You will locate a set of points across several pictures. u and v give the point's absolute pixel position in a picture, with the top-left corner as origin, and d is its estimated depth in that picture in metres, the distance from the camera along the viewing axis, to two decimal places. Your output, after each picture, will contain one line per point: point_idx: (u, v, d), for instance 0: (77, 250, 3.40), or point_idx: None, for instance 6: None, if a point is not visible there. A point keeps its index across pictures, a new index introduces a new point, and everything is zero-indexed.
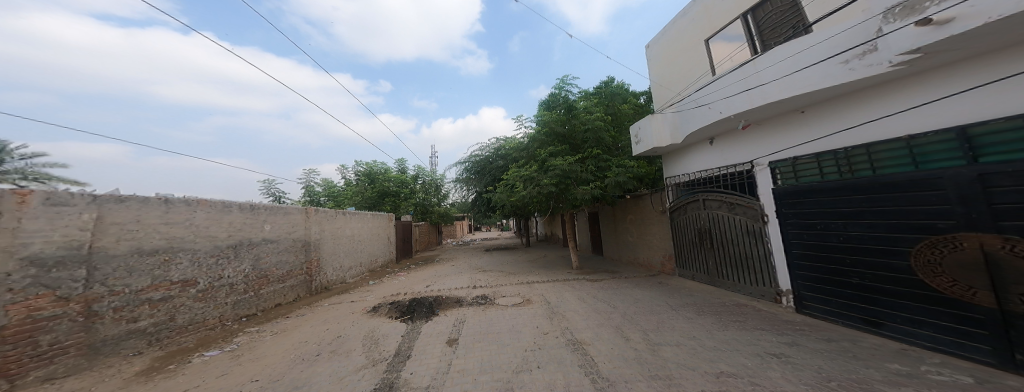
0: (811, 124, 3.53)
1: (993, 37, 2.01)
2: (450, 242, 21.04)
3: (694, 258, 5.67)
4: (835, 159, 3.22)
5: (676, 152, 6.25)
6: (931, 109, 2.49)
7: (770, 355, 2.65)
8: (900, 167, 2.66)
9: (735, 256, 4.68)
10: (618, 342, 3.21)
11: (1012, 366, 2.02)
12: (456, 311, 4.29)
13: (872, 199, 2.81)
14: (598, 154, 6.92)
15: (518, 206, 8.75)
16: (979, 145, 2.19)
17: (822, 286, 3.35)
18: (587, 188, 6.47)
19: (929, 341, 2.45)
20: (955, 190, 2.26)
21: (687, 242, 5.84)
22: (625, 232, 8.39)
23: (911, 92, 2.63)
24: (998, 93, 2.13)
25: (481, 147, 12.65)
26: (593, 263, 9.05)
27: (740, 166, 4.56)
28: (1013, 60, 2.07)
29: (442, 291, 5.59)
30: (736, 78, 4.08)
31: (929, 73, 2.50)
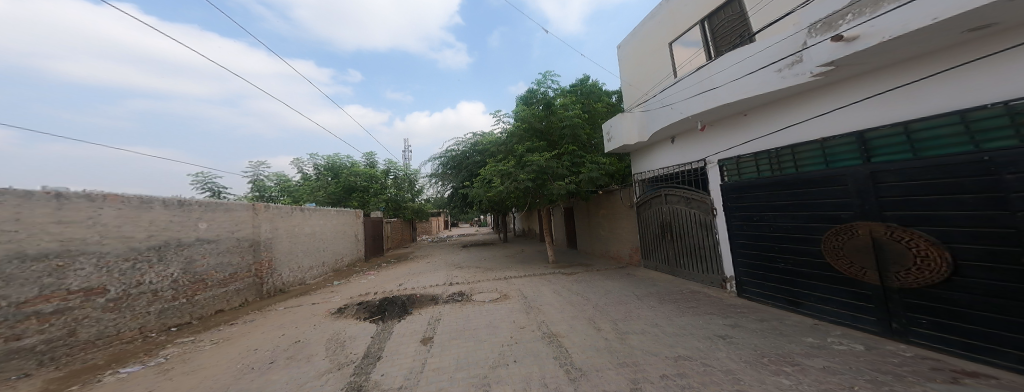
0: (752, 126, 3.81)
1: (886, 55, 2.29)
2: (424, 239, 20.58)
3: (658, 249, 5.99)
4: (769, 158, 3.52)
5: (643, 150, 6.50)
6: (841, 115, 2.78)
7: (718, 337, 2.86)
8: (815, 164, 2.96)
9: (691, 246, 5.01)
10: (590, 332, 3.32)
11: (890, 333, 2.37)
12: (432, 309, 4.21)
13: (795, 194, 3.12)
14: (573, 151, 7.05)
15: (495, 202, 8.72)
16: (872, 147, 2.49)
17: (757, 271, 3.67)
18: (563, 184, 6.57)
19: (834, 316, 2.78)
20: (855, 186, 2.57)
21: (652, 234, 6.15)
22: (597, 226, 8.67)
23: (826, 99, 2.91)
24: (888, 103, 2.43)
25: (457, 142, 12.43)
26: (567, 257, 9.28)
27: (695, 164, 4.89)
28: (898, 76, 2.37)
29: (418, 289, 5.46)
30: (694, 81, 4.30)
31: (841, 83, 2.78)
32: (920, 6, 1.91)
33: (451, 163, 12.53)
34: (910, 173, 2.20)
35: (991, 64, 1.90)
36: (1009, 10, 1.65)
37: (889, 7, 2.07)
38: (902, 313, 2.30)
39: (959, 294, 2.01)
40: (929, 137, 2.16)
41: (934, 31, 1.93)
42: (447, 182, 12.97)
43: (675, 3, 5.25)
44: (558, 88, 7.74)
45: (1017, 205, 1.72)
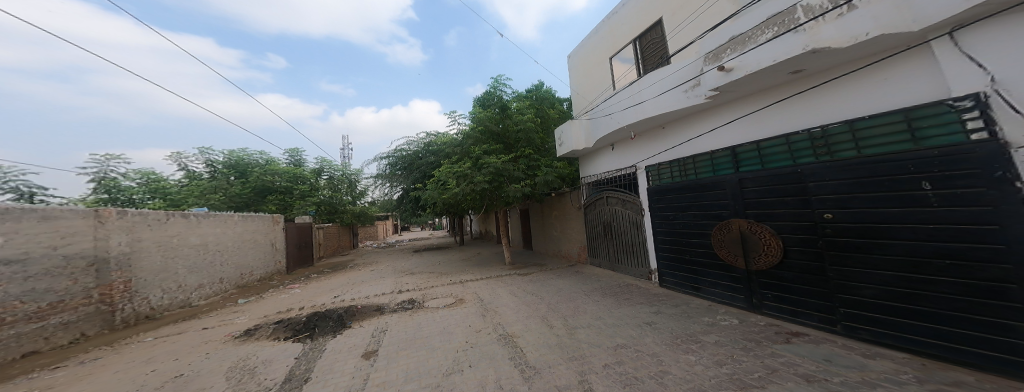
0: (666, 137, 4.56)
1: (750, 85, 3.09)
2: (369, 245, 19.08)
3: (601, 247, 6.44)
4: (679, 166, 4.30)
5: (589, 156, 6.94)
6: (726, 131, 3.65)
7: (646, 325, 3.21)
8: (706, 174, 3.87)
9: (627, 243, 5.52)
10: (543, 330, 3.36)
11: (752, 307, 3.29)
12: (375, 320, 3.87)
13: (695, 197, 3.94)
14: (529, 154, 7.15)
15: (450, 204, 8.40)
16: (741, 159, 3.44)
17: (672, 263, 4.41)
18: (519, 186, 6.60)
19: (723, 298, 3.61)
20: (732, 190, 3.47)
21: (595, 233, 6.57)
22: (550, 227, 8.96)
23: (715, 117, 3.82)
24: (752, 122, 3.33)
25: (410, 141, 11.83)
26: (522, 258, 9.44)
27: (627, 169, 5.44)
28: (757, 102, 3.28)
29: (359, 300, 5.01)
30: (622, 98, 4.92)
31: (724, 105, 3.65)
32: (770, 48, 2.63)
33: (403, 163, 11.87)
34: (763, 181, 3.14)
35: (805, 99, 2.84)
36: (816, 58, 2.48)
37: (750, 47, 2.83)
38: (758, 291, 3.22)
39: (786, 273, 2.96)
40: (771, 153, 3.14)
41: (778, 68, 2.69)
42: (396, 183, 12.18)
43: (614, 21, 5.67)
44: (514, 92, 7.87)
45: (815, 204, 2.69)
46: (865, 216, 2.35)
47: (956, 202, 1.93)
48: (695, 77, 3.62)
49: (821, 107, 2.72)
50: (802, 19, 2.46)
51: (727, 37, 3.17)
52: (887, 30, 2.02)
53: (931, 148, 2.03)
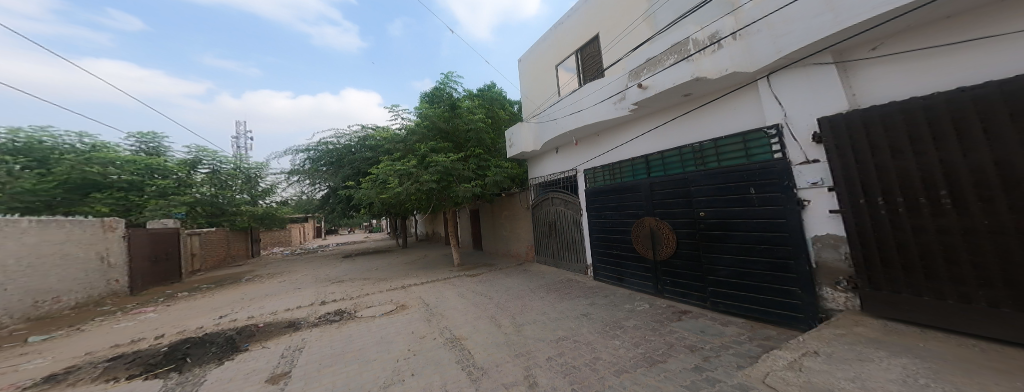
0: (599, 143, 5.19)
1: (660, 102, 3.75)
2: (291, 251, 16.66)
3: (547, 245, 6.66)
4: (610, 170, 4.92)
5: (536, 157, 7.16)
6: (641, 141, 4.37)
7: (583, 316, 3.52)
8: (622, 179, 4.64)
9: (569, 240, 5.92)
10: (492, 330, 3.30)
11: (658, 292, 4.10)
12: (290, 337, 3.35)
13: (620, 197, 4.62)
14: (480, 154, 7.06)
15: (391, 204, 7.78)
16: (651, 166, 4.19)
17: (604, 257, 5.05)
18: (469, 186, 6.41)
19: (640, 286, 4.35)
20: (645, 192, 4.19)
21: (540, 232, 6.86)
22: (499, 226, 9.00)
23: (633, 128, 4.50)
24: (660, 135, 4.07)
25: (337, 135, 10.76)
26: (471, 258, 9.34)
27: (567, 172, 5.97)
28: (661, 117, 4.08)
29: (266, 317, 4.28)
30: (562, 105, 5.38)
31: (641, 118, 4.33)
32: (673, 71, 3.30)
33: (330, 158, 10.69)
34: (662, 185, 3.95)
35: (694, 118, 3.64)
36: (701, 84, 3.23)
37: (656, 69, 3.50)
38: (662, 277, 4.02)
39: (679, 260, 3.77)
40: (668, 163, 3.96)
41: (679, 89, 3.39)
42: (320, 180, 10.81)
43: (559, 31, 5.93)
44: (465, 90, 7.78)
45: (695, 204, 3.52)
46: (723, 212, 3.25)
47: (768, 202, 2.87)
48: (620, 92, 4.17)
49: (705, 126, 3.52)
50: (693, 50, 3.18)
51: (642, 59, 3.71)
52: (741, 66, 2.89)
53: (756, 162, 2.97)
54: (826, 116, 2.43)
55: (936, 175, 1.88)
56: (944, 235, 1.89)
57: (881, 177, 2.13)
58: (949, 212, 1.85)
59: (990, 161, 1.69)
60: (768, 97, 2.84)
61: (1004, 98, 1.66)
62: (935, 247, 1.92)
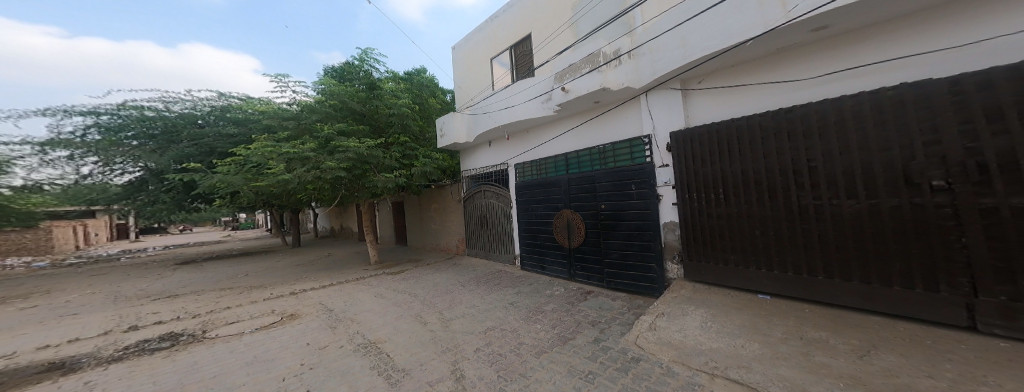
0: (526, 139, 5.37)
1: (578, 106, 4.12)
2: (123, 257, 12.19)
3: (476, 238, 6.58)
4: (535, 167, 5.17)
5: (467, 150, 6.96)
6: (561, 139, 4.74)
7: (511, 305, 3.55)
8: (537, 174, 5.10)
9: (498, 233, 5.95)
10: (416, 329, 3.00)
11: (569, 277, 4.54)
12: (90, 378, 2.36)
13: (543, 191, 4.92)
14: (405, 142, 6.38)
15: (277, 194, 6.29)
16: (565, 164, 4.62)
17: (530, 247, 5.25)
18: (391, 176, 5.68)
19: (557, 273, 4.71)
20: (563, 187, 4.56)
21: (472, 225, 6.69)
22: (427, 219, 8.40)
23: (552, 129, 4.87)
24: (576, 137, 4.50)
25: (185, 104, 8.31)
26: (392, 255, 8.47)
27: (498, 166, 5.98)
28: (576, 119, 4.50)
29: (55, 354, 2.91)
30: (492, 101, 5.43)
31: (561, 120, 4.70)
32: (588, 79, 3.65)
33: (145, 129, 7.94)
34: (572, 180, 4.43)
35: (601, 123, 4.15)
36: (610, 94, 3.64)
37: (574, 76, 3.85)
38: (573, 264, 4.47)
39: (587, 248, 4.25)
40: (577, 162, 4.44)
41: (592, 96, 3.75)
42: (119, 158, 7.78)
43: (495, 24, 5.77)
44: (387, 72, 6.95)
45: (598, 198, 4.06)
46: (616, 205, 3.87)
47: (643, 196, 3.57)
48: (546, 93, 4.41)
49: (609, 131, 4.04)
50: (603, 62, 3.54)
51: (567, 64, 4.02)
52: (632, 82, 3.43)
53: (636, 164, 3.66)
54: (675, 131, 3.26)
55: (715, 180, 2.93)
56: (721, 219, 2.90)
57: (694, 180, 3.11)
58: (725, 204, 2.86)
59: (738, 172, 2.74)
60: (645, 112, 3.56)
61: (746, 132, 2.70)
62: (715, 229, 2.97)
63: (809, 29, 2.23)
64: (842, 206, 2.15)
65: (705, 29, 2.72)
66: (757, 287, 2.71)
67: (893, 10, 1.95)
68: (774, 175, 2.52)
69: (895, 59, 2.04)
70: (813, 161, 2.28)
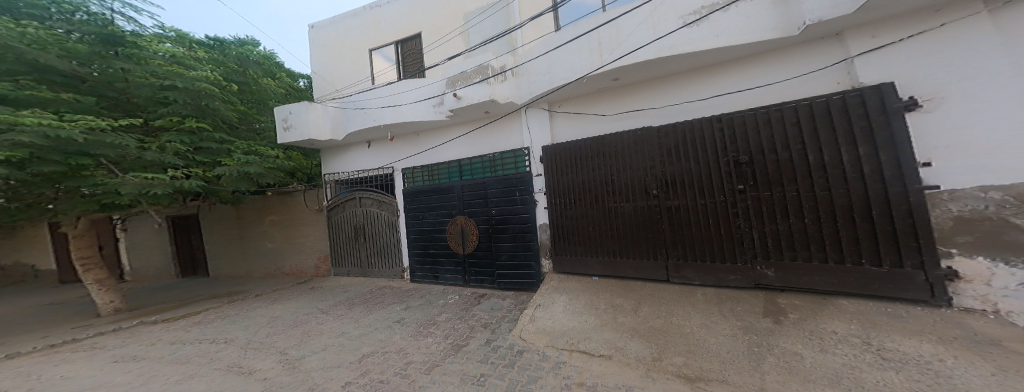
0: (429, 138, 6.21)
1: (470, 113, 5.22)
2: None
3: (348, 254, 7.04)
4: (429, 172, 6.19)
5: (340, 148, 7.35)
6: (448, 144, 6.03)
7: (395, 322, 3.93)
8: (430, 181, 6.14)
9: (384, 245, 6.61)
10: (234, 384, 2.55)
11: (462, 283, 5.73)
12: None
13: (435, 196, 5.97)
14: (194, 131, 5.37)
15: None
16: (462, 170, 5.85)
17: (421, 259, 6.17)
18: (172, 182, 4.69)
19: (453, 280, 5.81)
20: (457, 192, 5.76)
21: (345, 237, 7.10)
22: (267, 238, 7.94)
23: (446, 133, 6.03)
24: (471, 143, 5.79)
25: None
26: (210, 290, 7.35)
27: (386, 170, 6.66)
28: (472, 125, 5.77)
29: None
30: (384, 88, 5.89)
31: (456, 125, 5.91)
32: (478, 88, 4.74)
33: None
34: (471, 189, 5.61)
35: (494, 130, 5.56)
36: (497, 106, 4.88)
37: (466, 85, 4.89)
38: (468, 268, 5.66)
39: (481, 250, 5.53)
40: (473, 170, 5.74)
41: (482, 106, 4.86)
42: None
43: (393, 17, 6.49)
44: (140, 29, 5.41)
45: (489, 203, 5.46)
46: (506, 209, 5.33)
47: (524, 201, 5.18)
48: (439, 96, 5.34)
49: (494, 142, 5.55)
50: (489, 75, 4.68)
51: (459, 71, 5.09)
52: (515, 97, 4.87)
53: (516, 172, 5.29)
54: (544, 146, 4.97)
55: (562, 184, 4.76)
56: (571, 220, 4.68)
57: (560, 188, 4.79)
58: (575, 208, 4.63)
59: (580, 181, 4.58)
60: (524, 128, 5.21)
61: (587, 150, 4.52)
62: (566, 228, 4.74)
63: (609, 79, 4.13)
64: (623, 206, 4.17)
65: (563, 61, 4.23)
66: (590, 271, 4.53)
67: (646, 74, 3.99)
68: (597, 184, 4.40)
69: (641, 109, 4.25)
70: (613, 175, 4.25)
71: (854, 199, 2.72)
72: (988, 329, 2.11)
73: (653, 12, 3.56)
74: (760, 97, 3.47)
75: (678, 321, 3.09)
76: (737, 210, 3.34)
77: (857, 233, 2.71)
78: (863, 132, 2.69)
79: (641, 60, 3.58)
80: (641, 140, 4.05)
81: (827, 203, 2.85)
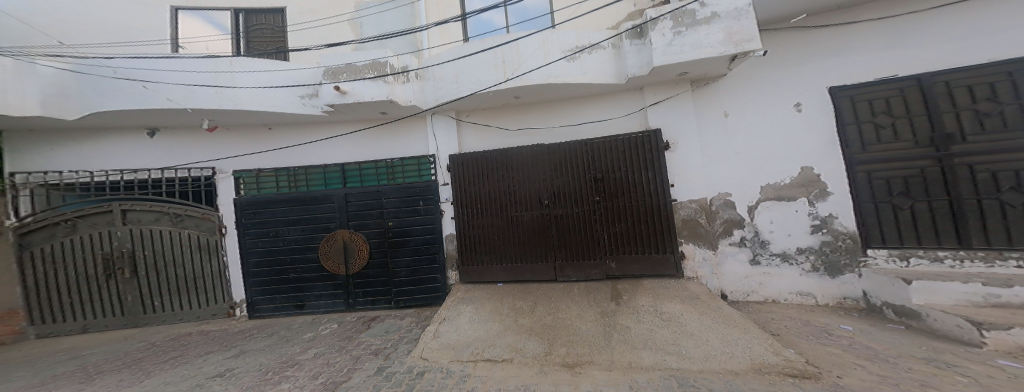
0: (301, 135, 5.09)
1: (350, 112, 4.57)
2: None
3: (92, 306, 4.74)
4: (291, 177, 5.09)
5: (88, 132, 4.74)
6: (319, 145, 5.10)
7: (212, 379, 2.95)
8: (289, 189, 5.04)
9: (193, 274, 4.87)
10: None
11: (349, 308, 4.89)
12: None
13: (306, 207, 4.97)
14: None
15: None
16: (347, 176, 5.02)
17: (272, 287, 4.98)
18: None
19: (327, 307, 4.89)
20: (339, 202, 4.94)
21: (94, 271, 4.70)
22: None
23: (321, 131, 5.08)
24: (355, 145, 5.08)
25: None
26: None
27: (201, 171, 4.96)
28: (358, 127, 5.06)
29: None
30: (201, 62, 4.24)
31: (336, 123, 5.04)
32: (372, 87, 4.18)
33: None
34: (361, 196, 4.93)
35: (384, 133, 5.07)
36: (395, 108, 4.52)
37: (356, 77, 4.22)
38: (353, 291, 4.88)
39: (373, 270, 4.87)
40: (365, 175, 5.03)
41: (376, 105, 4.35)
42: None
43: None
44: None
45: (387, 214, 4.90)
46: (405, 220, 4.89)
47: (431, 211, 4.89)
48: (312, 86, 4.42)
49: (395, 146, 5.04)
50: (388, 72, 4.25)
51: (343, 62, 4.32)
52: (420, 101, 4.56)
53: (424, 181, 4.95)
54: (452, 155, 4.87)
55: (467, 194, 4.76)
56: (472, 228, 4.73)
57: (464, 197, 4.78)
58: (477, 216, 4.71)
59: (480, 192, 4.71)
60: (431, 135, 4.95)
61: (490, 163, 4.71)
62: (471, 236, 4.74)
63: (510, 97, 4.46)
64: (523, 215, 4.56)
65: (468, 71, 4.27)
66: (496, 279, 4.65)
67: (541, 97, 4.51)
68: (499, 195, 4.65)
69: (534, 129, 4.78)
70: (515, 187, 4.60)
71: (645, 210, 4.21)
72: (696, 290, 3.80)
73: (545, 42, 3.97)
74: (600, 129, 4.56)
75: (563, 316, 3.58)
76: (596, 218, 4.34)
77: (646, 232, 4.20)
78: (647, 164, 4.22)
79: (534, 83, 4.00)
80: (535, 155, 4.59)
81: (633, 212, 4.24)
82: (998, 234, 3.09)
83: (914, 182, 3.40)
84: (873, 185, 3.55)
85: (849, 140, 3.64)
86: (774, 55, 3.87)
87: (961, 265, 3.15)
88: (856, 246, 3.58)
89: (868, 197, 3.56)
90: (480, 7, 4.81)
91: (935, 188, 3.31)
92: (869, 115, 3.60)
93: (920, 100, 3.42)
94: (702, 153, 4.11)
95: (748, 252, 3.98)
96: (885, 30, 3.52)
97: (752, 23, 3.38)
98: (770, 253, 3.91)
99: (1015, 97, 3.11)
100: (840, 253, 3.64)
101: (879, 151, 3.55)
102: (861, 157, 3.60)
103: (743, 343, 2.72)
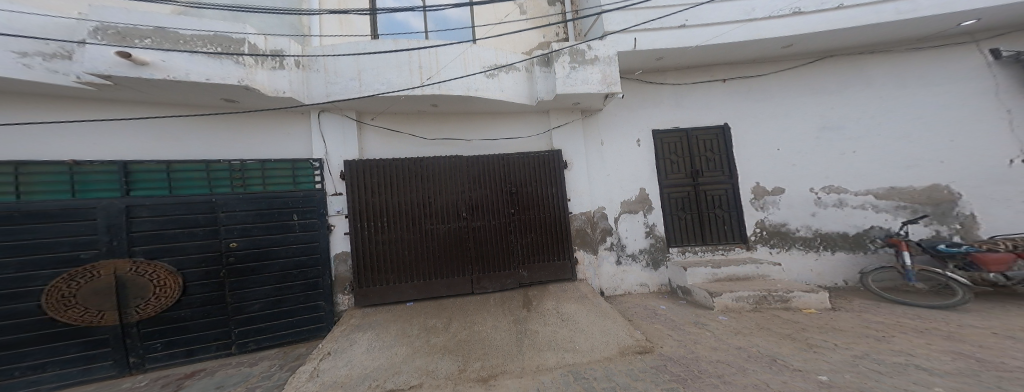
0: (46, 111, 3.27)
1: (153, 90, 3.29)
2: None
3: None
4: None
5: None
6: (60, 129, 3.32)
7: None
8: None
9: None
10: None
11: (128, 369, 3.40)
12: None
13: (31, 229, 3.10)
14: None
15: None
16: (133, 180, 3.49)
17: None
18: None
19: (58, 380, 3.17)
20: (108, 216, 3.34)
21: None
22: None
23: (89, 111, 3.42)
24: (160, 136, 3.67)
25: None
26: None
27: None
28: (168, 113, 3.71)
29: None
30: None
31: (120, 102, 3.52)
32: (211, 65, 3.20)
33: None
34: (160, 210, 3.51)
35: (219, 124, 3.89)
36: (246, 96, 3.54)
37: (185, 49, 3.15)
38: (139, 345, 3.43)
39: (183, 312, 3.56)
40: (183, 178, 3.67)
41: (215, 88, 3.32)
42: None
43: None
44: None
45: (222, 234, 3.69)
46: (262, 239, 3.83)
47: (307, 227, 4.02)
48: (62, 43, 2.97)
49: (240, 144, 3.94)
50: (245, 52, 3.35)
51: (153, 25, 3.24)
52: (301, 94, 3.77)
53: (301, 189, 4.05)
54: (349, 160, 4.18)
55: (371, 206, 4.16)
56: (372, 244, 4.13)
57: (365, 209, 4.15)
58: (383, 230, 4.17)
59: (387, 203, 4.21)
60: (317, 135, 4.15)
61: (402, 171, 4.29)
62: (373, 253, 4.13)
63: (427, 104, 4.24)
64: (438, 228, 4.31)
65: (375, 70, 3.83)
66: (405, 298, 4.19)
67: (459, 108, 4.44)
68: (411, 207, 4.27)
69: (450, 140, 4.67)
70: (430, 199, 4.33)
71: (550, 221, 4.64)
72: (584, 290, 4.36)
73: (464, 55, 3.98)
74: (499, 147, 4.80)
75: (476, 328, 3.52)
76: (511, 229, 4.50)
77: (551, 240, 4.62)
78: (550, 179, 4.71)
79: (453, 93, 3.92)
80: (453, 166, 4.46)
81: (536, 223, 4.59)
82: (719, 233, 4.85)
83: (687, 201, 4.91)
84: (672, 200, 4.92)
85: (664, 170, 4.94)
86: (628, 99, 4.98)
87: (703, 254, 4.80)
88: (662, 245, 4.88)
89: (670, 209, 4.92)
90: (393, 6, 4.54)
91: (695, 205, 4.90)
92: (665, 152, 4.97)
93: (689, 145, 4.96)
94: (589, 173, 4.87)
95: (614, 254, 4.84)
96: (677, 94, 4.99)
97: (616, 70, 4.27)
98: (625, 254, 4.86)
99: (724, 147, 4.92)
100: (657, 251, 4.88)
101: (674, 179, 4.93)
102: (666, 182, 4.92)
103: (605, 331, 3.28)
